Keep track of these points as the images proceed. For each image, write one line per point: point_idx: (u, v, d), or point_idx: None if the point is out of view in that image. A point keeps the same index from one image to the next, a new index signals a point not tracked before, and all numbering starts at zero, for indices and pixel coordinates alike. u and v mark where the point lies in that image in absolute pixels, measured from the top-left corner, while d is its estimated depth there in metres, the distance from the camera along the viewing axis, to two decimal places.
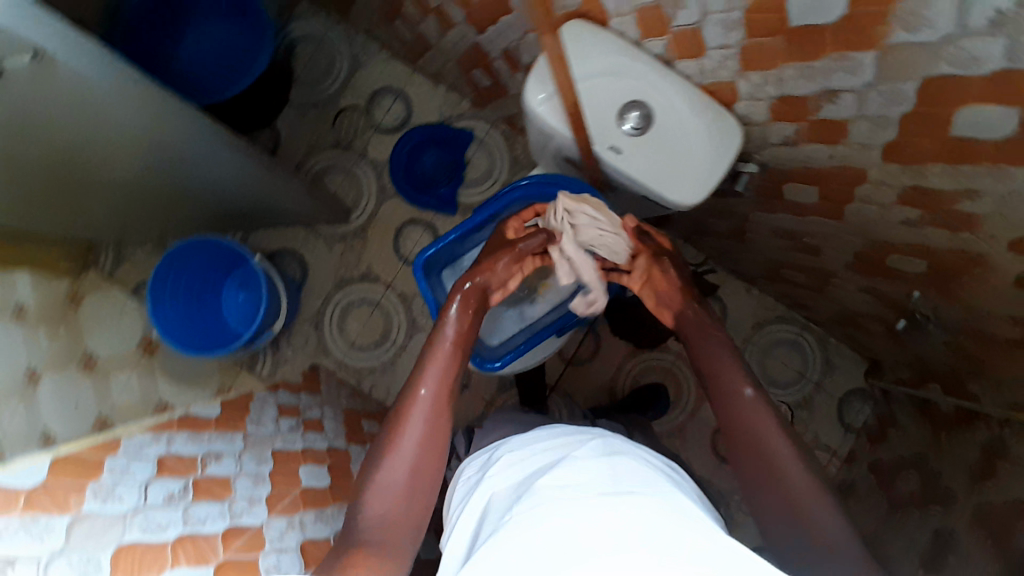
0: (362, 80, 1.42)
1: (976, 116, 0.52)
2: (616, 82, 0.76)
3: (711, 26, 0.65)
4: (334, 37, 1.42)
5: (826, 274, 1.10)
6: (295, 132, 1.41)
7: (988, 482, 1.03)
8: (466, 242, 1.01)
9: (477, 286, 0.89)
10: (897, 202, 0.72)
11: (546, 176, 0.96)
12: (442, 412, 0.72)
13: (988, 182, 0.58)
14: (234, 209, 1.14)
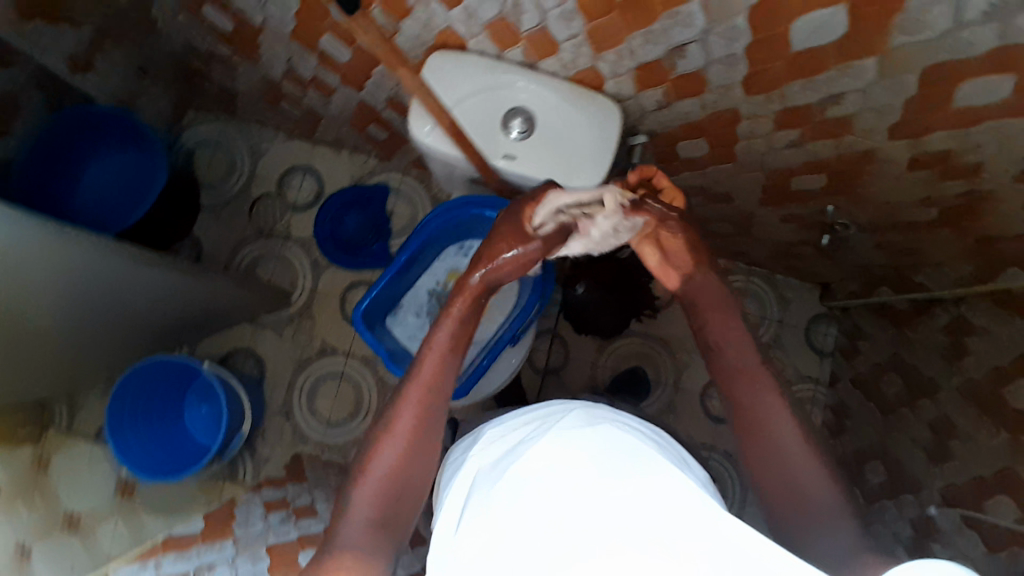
0: (265, 166, 1.43)
1: (804, 27, 0.57)
2: (489, 97, 0.80)
3: (554, 19, 0.68)
4: (229, 134, 1.43)
5: (748, 218, 1.15)
6: (210, 233, 1.40)
7: (964, 361, 1.11)
8: (400, 284, 1.02)
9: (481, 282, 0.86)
10: (776, 128, 0.78)
11: (458, 200, 0.96)
12: (432, 409, 0.76)
13: (838, 82, 0.63)
14: (170, 330, 1.11)
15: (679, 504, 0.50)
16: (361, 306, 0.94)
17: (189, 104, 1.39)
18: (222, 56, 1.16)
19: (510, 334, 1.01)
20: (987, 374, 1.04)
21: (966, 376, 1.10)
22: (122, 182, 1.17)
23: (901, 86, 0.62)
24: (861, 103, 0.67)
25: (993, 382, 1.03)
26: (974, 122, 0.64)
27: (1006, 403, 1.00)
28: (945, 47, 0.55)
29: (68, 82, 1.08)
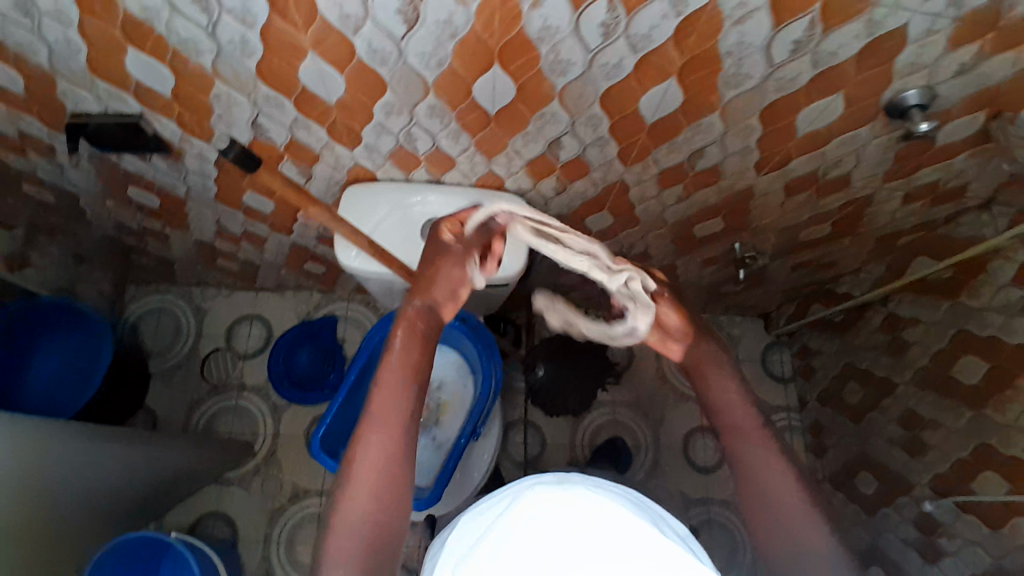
0: (211, 323, 1.46)
1: (652, 98, 0.64)
2: (400, 216, 0.87)
3: (443, 139, 0.77)
4: (171, 301, 1.46)
5: (671, 271, 1.24)
6: (165, 401, 1.39)
7: (908, 352, 1.17)
8: (355, 404, 1.04)
9: (424, 307, 0.77)
10: (661, 188, 0.87)
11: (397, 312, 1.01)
12: (398, 448, 0.68)
13: (696, 140, 0.73)
14: (137, 506, 1.08)
15: (660, 538, 0.57)
16: (320, 433, 0.96)
17: (129, 280, 1.43)
18: (154, 230, 1.22)
19: (469, 430, 1.02)
20: (931, 360, 1.11)
21: (913, 366, 1.16)
22: (67, 371, 1.16)
23: (748, 131, 0.71)
24: (722, 153, 0.76)
25: (938, 364, 1.09)
26: (825, 142, 0.74)
27: (955, 379, 1.06)
28: (770, 92, 0.63)
29: (6, 282, 1.10)
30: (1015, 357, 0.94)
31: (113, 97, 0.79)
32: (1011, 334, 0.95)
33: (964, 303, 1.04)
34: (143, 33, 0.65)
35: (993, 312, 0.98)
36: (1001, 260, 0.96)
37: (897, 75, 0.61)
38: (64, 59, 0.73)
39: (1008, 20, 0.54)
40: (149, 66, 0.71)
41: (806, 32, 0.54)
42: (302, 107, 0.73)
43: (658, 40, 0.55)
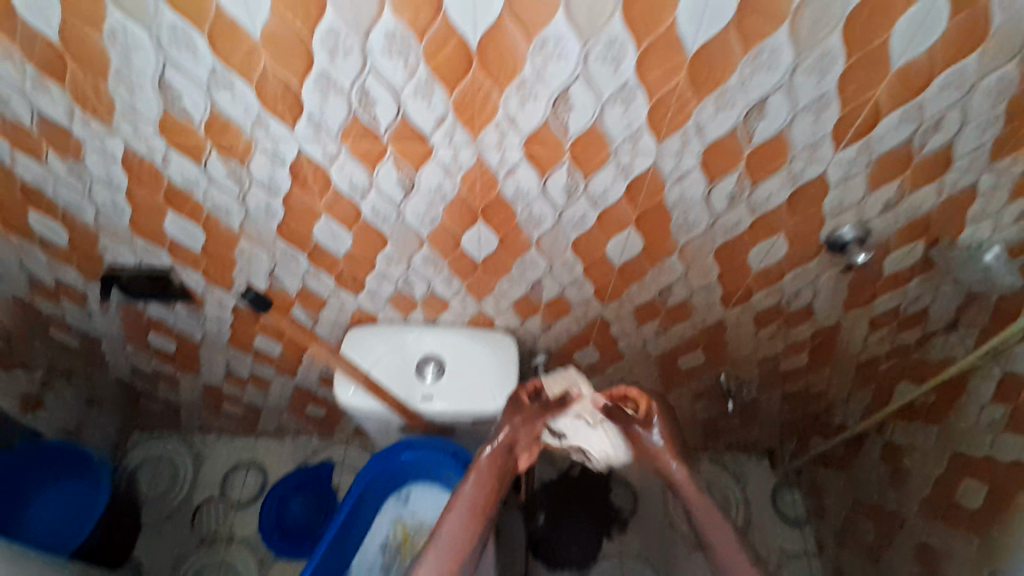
0: (209, 469, 1.47)
1: (617, 243, 0.74)
2: (399, 357, 0.93)
3: (437, 283, 0.86)
4: (173, 447, 1.48)
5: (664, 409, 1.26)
6: (152, 553, 1.35)
7: (912, 480, 1.11)
8: (342, 550, 1.00)
9: (499, 451, 0.80)
10: (639, 323, 0.94)
11: (388, 448, 0.98)
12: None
13: (664, 278, 0.81)
14: None
15: None
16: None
17: (136, 424, 1.46)
18: (165, 374, 1.28)
19: None
20: (935, 487, 1.04)
21: (920, 496, 1.09)
22: (68, 512, 1.17)
23: (707, 269, 0.79)
24: (689, 290, 0.84)
25: (942, 490, 1.03)
26: (779, 277, 0.81)
27: (961, 505, 0.98)
28: (718, 235, 0.72)
29: (21, 423, 1.14)
30: (1009, 478, 0.88)
31: (149, 252, 0.91)
32: (1002, 453, 0.89)
33: (950, 424, 1.01)
34: (182, 200, 0.77)
35: (982, 431, 0.93)
36: (976, 377, 0.94)
37: (829, 215, 0.69)
38: (111, 221, 0.85)
39: (919, 157, 0.63)
40: (184, 227, 0.82)
41: (737, 186, 0.63)
42: (313, 259, 0.83)
43: (613, 197, 0.66)
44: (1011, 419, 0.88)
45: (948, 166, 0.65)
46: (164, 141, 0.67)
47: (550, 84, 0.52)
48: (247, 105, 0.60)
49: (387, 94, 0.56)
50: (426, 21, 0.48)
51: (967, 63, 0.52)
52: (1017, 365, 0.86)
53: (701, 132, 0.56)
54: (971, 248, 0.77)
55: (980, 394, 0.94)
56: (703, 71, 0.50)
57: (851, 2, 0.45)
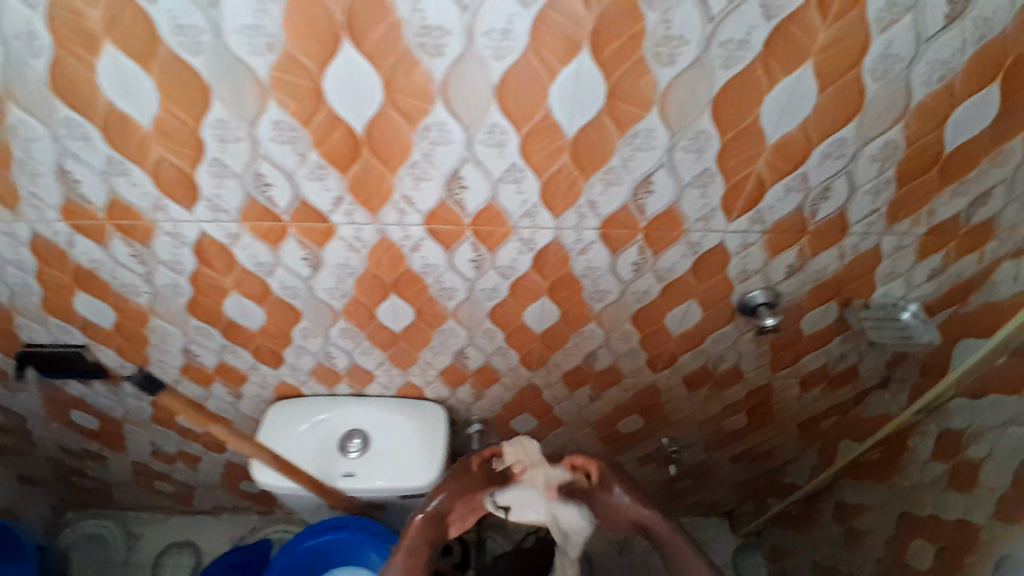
0: (142, 551, 1.39)
1: (534, 312, 0.74)
2: (322, 437, 0.92)
3: (359, 354, 0.85)
4: (107, 528, 1.40)
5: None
6: None
7: (865, 542, 1.01)
8: None
9: (430, 518, 0.69)
10: (570, 390, 0.93)
11: (311, 526, 0.95)
12: None
13: (584, 344, 0.81)
14: None
15: None
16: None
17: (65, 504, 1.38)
18: (93, 452, 1.22)
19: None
20: (889, 548, 0.95)
21: (873, 559, 0.99)
22: None
23: (628, 334, 0.79)
24: (614, 355, 0.84)
25: (894, 552, 0.95)
26: (699, 340, 0.82)
27: (910, 566, 0.91)
28: (632, 302, 0.72)
29: None
30: (955, 536, 0.82)
31: (62, 330, 0.88)
32: (948, 512, 0.83)
33: (898, 484, 0.94)
34: (91, 281, 0.75)
35: (926, 489, 0.88)
36: (918, 434, 0.89)
37: (737, 279, 0.71)
38: (21, 301, 0.82)
39: (814, 225, 0.65)
40: (94, 306, 0.80)
41: (639, 255, 0.64)
42: (230, 334, 0.83)
43: (522, 269, 0.66)
44: (954, 476, 0.82)
45: (843, 231, 0.67)
46: (67, 225, 0.66)
47: (439, 166, 0.53)
48: (146, 190, 0.60)
49: (281, 176, 0.56)
50: (310, 109, 0.49)
51: (846, 134, 0.54)
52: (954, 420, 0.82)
53: (594, 207, 0.58)
54: (887, 307, 0.79)
55: (922, 453, 0.89)
56: (586, 151, 0.52)
57: (715, 85, 0.47)
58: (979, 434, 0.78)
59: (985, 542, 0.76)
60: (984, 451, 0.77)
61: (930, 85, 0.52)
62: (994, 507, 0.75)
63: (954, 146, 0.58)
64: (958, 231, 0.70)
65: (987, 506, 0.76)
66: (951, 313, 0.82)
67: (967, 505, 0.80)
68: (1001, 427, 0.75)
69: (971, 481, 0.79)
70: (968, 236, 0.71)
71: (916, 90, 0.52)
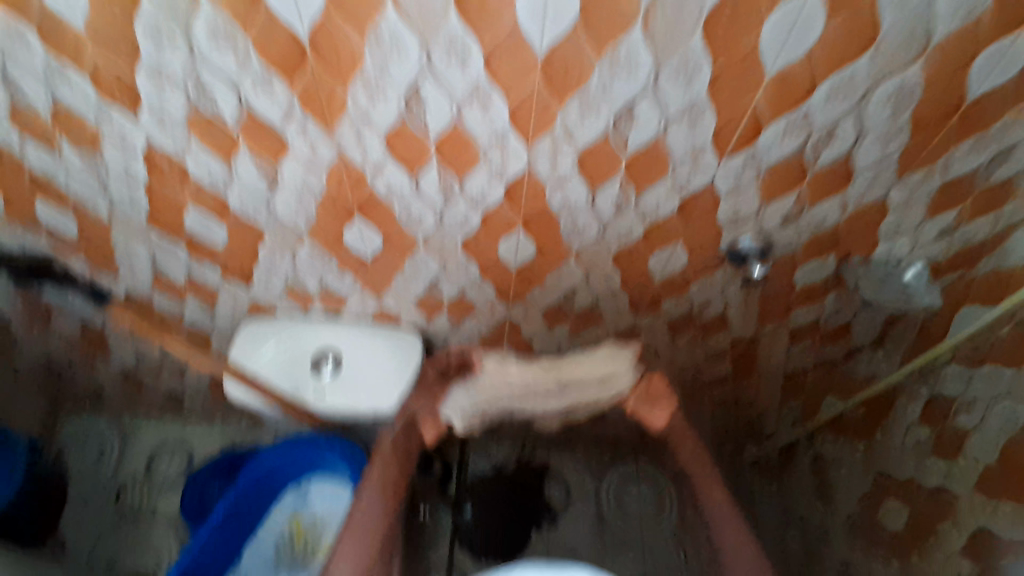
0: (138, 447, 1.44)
1: (508, 246, 0.69)
2: (291, 353, 0.91)
3: (330, 276, 0.82)
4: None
5: (598, 415, 1.22)
6: None
7: (838, 498, 1.01)
8: (231, 533, 1.00)
9: (401, 431, 0.81)
10: (550, 325, 0.90)
11: (285, 435, 1.02)
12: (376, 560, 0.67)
13: (563, 282, 0.77)
14: None
15: None
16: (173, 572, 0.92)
17: None
18: (82, 355, 1.23)
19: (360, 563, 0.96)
20: (861, 506, 0.96)
21: (844, 515, 0.99)
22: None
23: (609, 274, 0.75)
24: (593, 294, 0.80)
25: (866, 512, 0.95)
26: (685, 286, 0.77)
27: (881, 526, 0.91)
28: (612, 242, 0.68)
29: None
30: (929, 504, 0.82)
31: (29, 237, 0.85)
32: (927, 477, 0.83)
33: (878, 443, 0.94)
34: (48, 188, 0.71)
35: (907, 453, 0.88)
36: (905, 395, 0.88)
37: (727, 225, 0.65)
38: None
39: (814, 170, 0.59)
40: (56, 214, 0.77)
41: (621, 193, 0.59)
42: (191, 249, 0.80)
43: (493, 200, 0.61)
44: (938, 442, 0.82)
45: (848, 179, 0.61)
46: (12, 130, 0.61)
47: (395, 82, 0.48)
48: (86, 96, 0.55)
49: (224, 84, 0.50)
50: (246, 10, 0.44)
51: (857, 70, 0.48)
52: (947, 385, 0.81)
53: (570, 137, 0.52)
54: (889, 264, 0.76)
55: (908, 413, 0.88)
56: (558, 73, 0.46)
57: (707, 3, 0.41)
58: (972, 402, 0.77)
59: (962, 511, 0.76)
60: (975, 420, 0.76)
61: (957, 19, 0.44)
62: (976, 479, 0.75)
63: (979, 94, 0.52)
64: (974, 190, 0.64)
65: (970, 478, 0.76)
66: (956, 277, 0.76)
67: (947, 473, 0.80)
68: (997, 396, 0.73)
69: (956, 449, 0.78)
70: (986, 194, 0.65)
71: (943, 22, 0.44)
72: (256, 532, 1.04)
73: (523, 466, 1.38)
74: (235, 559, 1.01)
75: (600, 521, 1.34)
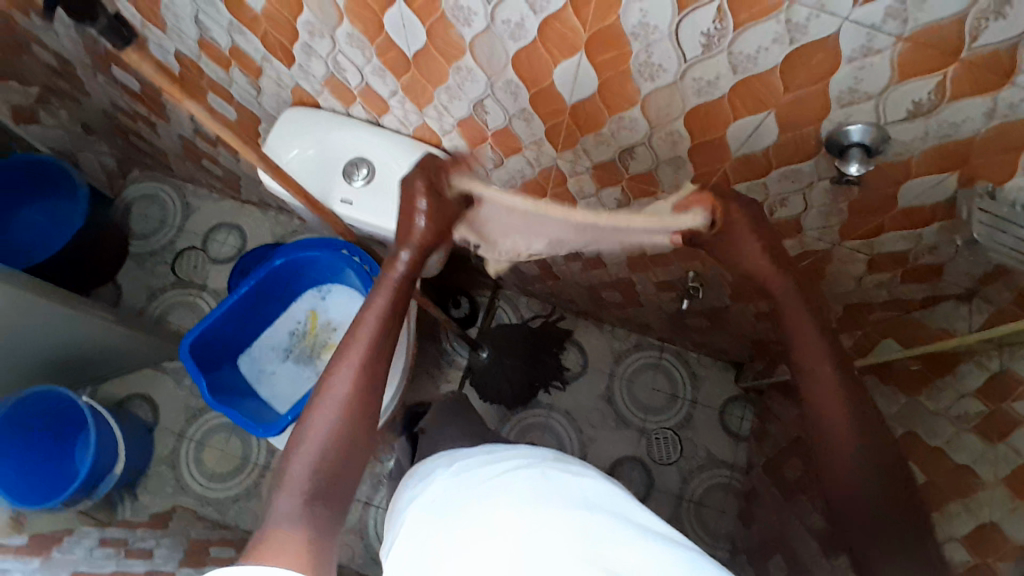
0: (196, 220, 1.48)
1: (565, 74, 0.59)
2: (325, 154, 0.86)
3: (370, 73, 0.74)
4: (165, 189, 1.49)
5: (633, 298, 1.14)
6: (141, 282, 1.42)
7: None
8: (252, 319, 1.02)
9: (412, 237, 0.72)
10: (599, 187, 0.80)
11: (307, 238, 0.97)
12: (373, 386, 0.66)
13: (621, 134, 0.66)
14: (61, 362, 1.11)
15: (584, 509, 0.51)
16: (193, 334, 0.92)
17: (133, 162, 1.46)
18: (142, 115, 1.24)
19: None
20: None
21: None
22: (50, 223, 1.24)
23: (675, 135, 0.63)
24: (654, 160, 0.70)
25: None
26: (765, 172, 0.65)
27: None
28: (689, 93, 0.56)
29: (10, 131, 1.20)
30: (950, 477, 0.77)
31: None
32: (956, 452, 0.77)
33: (919, 403, 0.85)
34: None
35: (945, 420, 0.80)
36: (972, 363, 0.78)
37: (837, 101, 0.52)
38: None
39: (971, 51, 0.44)
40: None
41: (713, 24, 0.47)
42: (232, 10, 0.73)
43: (554, 2, 0.50)
44: (984, 422, 0.74)
45: (1013, 77, 0.45)
46: None
47: None
48: None
49: None
50: None
51: None
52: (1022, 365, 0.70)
53: None
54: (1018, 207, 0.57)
55: (965, 379, 0.78)
56: None
57: None
58: None
59: (980, 500, 0.72)
60: None
61: None
62: (1011, 471, 0.69)
63: None
64: None
65: (1002, 467, 0.70)
66: None
67: (977, 455, 0.74)
68: None
69: (1000, 436, 0.71)
70: None
71: None
72: (268, 322, 1.05)
73: (550, 329, 1.35)
74: (251, 339, 1.04)
75: (609, 395, 1.32)
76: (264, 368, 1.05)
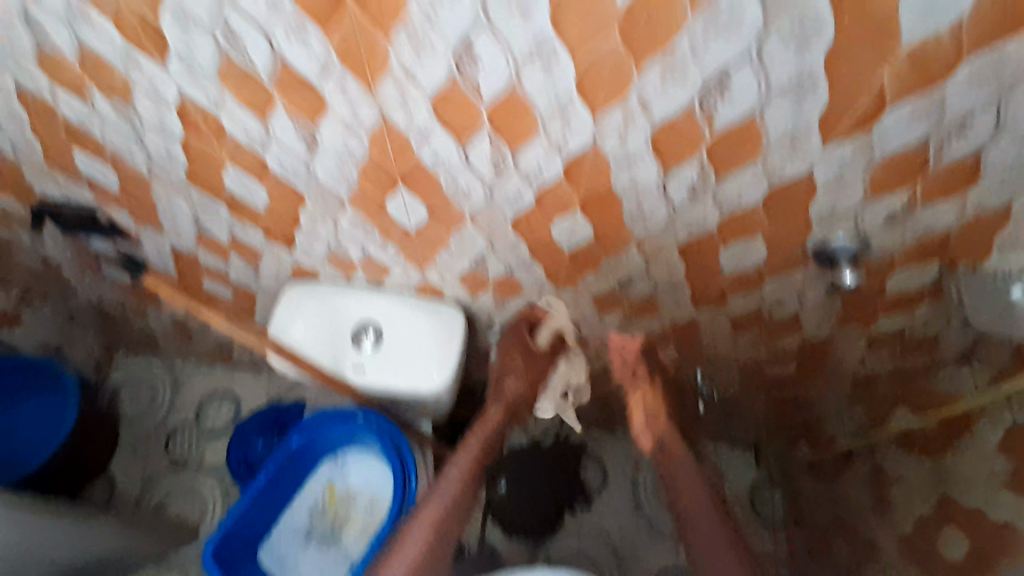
0: (187, 394, 1.45)
1: (562, 227, 0.63)
2: (328, 326, 0.87)
3: (371, 246, 0.78)
4: (153, 369, 1.46)
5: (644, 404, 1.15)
6: (133, 471, 1.37)
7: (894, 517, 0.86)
8: (273, 506, 0.99)
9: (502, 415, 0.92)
10: (600, 312, 0.83)
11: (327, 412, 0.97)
12: (441, 544, 0.78)
13: (619, 268, 0.70)
14: None
15: None
16: (213, 536, 0.90)
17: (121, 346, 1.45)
18: (131, 303, 1.25)
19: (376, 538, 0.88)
20: (917, 528, 0.81)
21: (898, 535, 0.84)
22: (37, 424, 1.21)
23: (671, 264, 0.68)
24: (652, 286, 0.74)
25: (923, 533, 0.79)
26: (758, 283, 0.69)
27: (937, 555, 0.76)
28: (680, 231, 0.60)
29: None
30: (994, 540, 0.68)
31: (70, 188, 0.85)
32: (995, 513, 0.68)
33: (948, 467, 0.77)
34: (88, 139, 0.71)
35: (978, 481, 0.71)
36: (985, 416, 0.71)
37: (817, 221, 0.56)
38: (25, 153, 0.80)
39: (936, 165, 0.48)
40: (95, 167, 0.77)
41: (697, 177, 0.51)
42: (233, 210, 0.77)
43: (549, 177, 0.54)
44: (1015, 476, 0.66)
45: (977, 181, 0.50)
46: (50, 79, 0.61)
47: (443, 39, 0.41)
48: (114, 42, 0.52)
49: (255, 33, 0.45)
50: None
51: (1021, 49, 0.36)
52: None
53: (646, 108, 0.44)
54: (997, 278, 0.59)
55: (979, 432, 0.71)
56: (637, 28, 0.38)
57: None
58: None
59: None
60: None
61: None
62: None
63: None
64: None
65: None
66: None
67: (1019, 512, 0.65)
68: None
69: None
70: None
71: None
72: (289, 502, 1.02)
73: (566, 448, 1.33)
74: (274, 526, 1.00)
75: (638, 503, 1.29)
76: (289, 555, 1.00)
